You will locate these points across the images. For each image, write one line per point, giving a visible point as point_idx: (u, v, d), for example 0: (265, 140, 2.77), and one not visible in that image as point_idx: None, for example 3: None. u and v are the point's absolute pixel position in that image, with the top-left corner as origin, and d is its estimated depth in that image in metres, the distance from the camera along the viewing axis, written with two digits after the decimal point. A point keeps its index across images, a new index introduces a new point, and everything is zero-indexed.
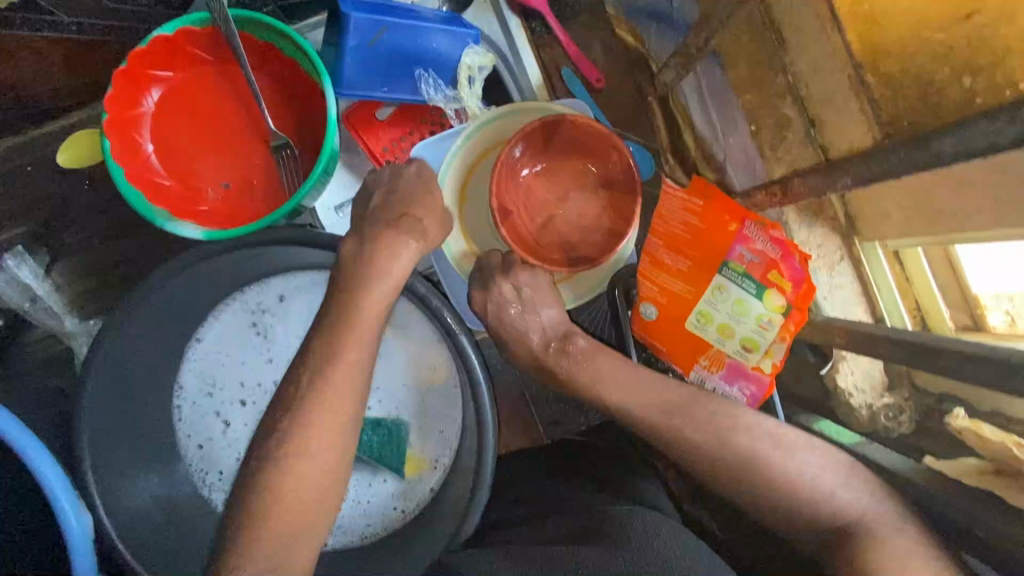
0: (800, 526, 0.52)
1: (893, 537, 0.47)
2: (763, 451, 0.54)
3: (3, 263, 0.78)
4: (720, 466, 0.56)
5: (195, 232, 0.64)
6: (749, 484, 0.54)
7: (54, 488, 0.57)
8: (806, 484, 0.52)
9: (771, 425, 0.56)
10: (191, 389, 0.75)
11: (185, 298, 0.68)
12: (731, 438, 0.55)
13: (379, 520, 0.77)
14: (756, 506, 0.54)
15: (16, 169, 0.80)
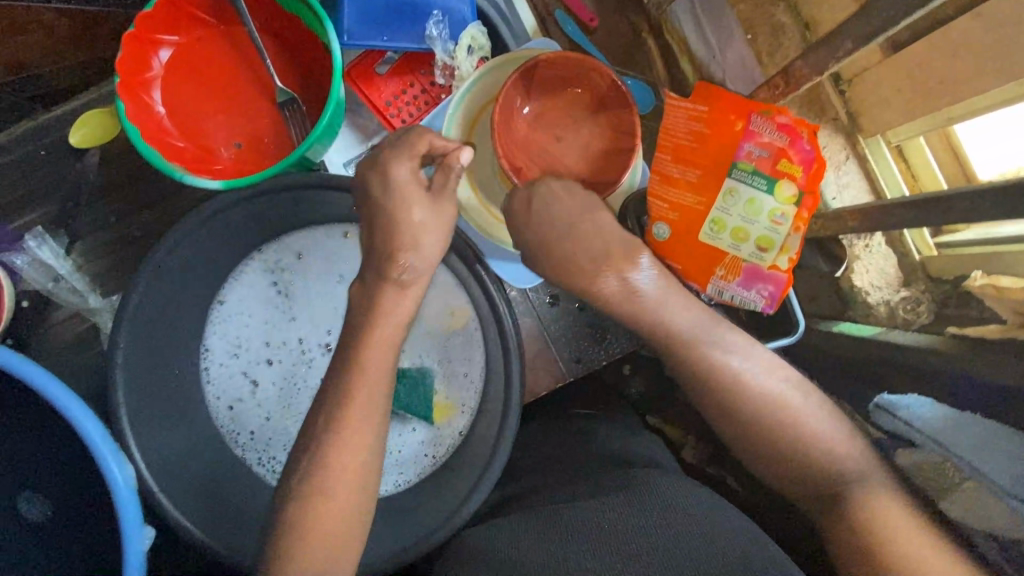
0: (795, 472, 0.56)
1: (878, 497, 0.50)
2: (778, 405, 0.56)
3: (25, 244, 0.80)
4: (734, 416, 0.57)
5: (214, 183, 0.66)
6: (760, 436, 0.56)
7: (95, 440, 0.58)
8: (814, 439, 0.55)
9: (787, 380, 0.58)
10: (218, 351, 0.76)
11: (208, 254, 0.70)
12: (746, 391, 0.57)
13: (411, 469, 0.78)
14: (757, 458, 0.57)
15: (32, 152, 0.81)
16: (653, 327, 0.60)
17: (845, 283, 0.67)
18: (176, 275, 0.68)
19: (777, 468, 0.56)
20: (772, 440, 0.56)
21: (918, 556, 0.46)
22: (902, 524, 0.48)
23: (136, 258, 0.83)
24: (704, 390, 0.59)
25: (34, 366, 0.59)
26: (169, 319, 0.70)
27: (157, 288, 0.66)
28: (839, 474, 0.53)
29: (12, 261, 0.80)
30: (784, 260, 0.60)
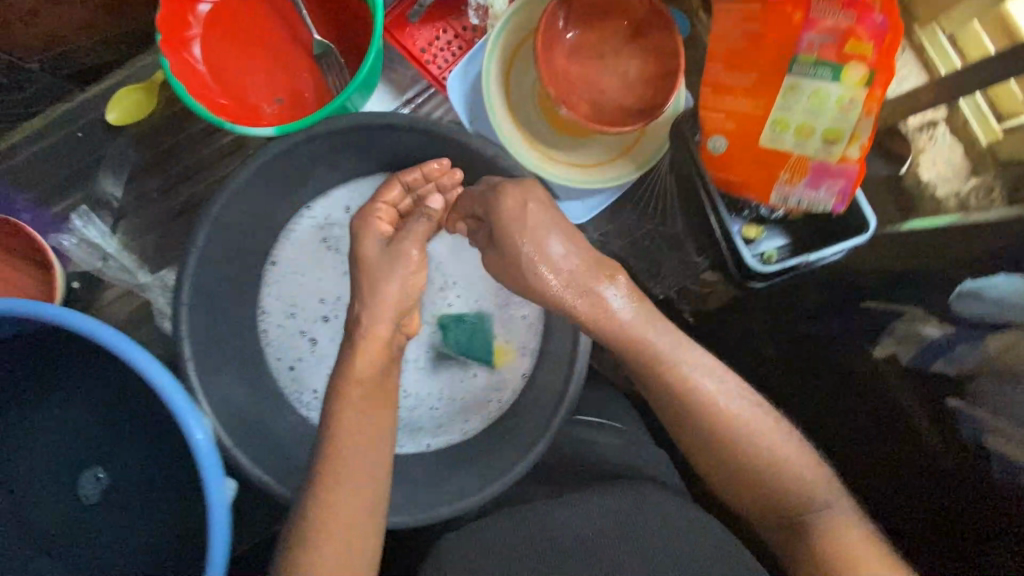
0: (759, 504, 0.55)
1: (846, 539, 0.51)
2: (750, 433, 0.54)
3: (72, 224, 0.80)
4: (711, 439, 0.55)
5: (266, 129, 0.63)
6: (737, 465, 0.55)
7: (176, 403, 0.56)
8: (786, 466, 0.54)
9: (756, 406, 0.56)
10: (274, 312, 0.76)
11: (261, 212, 0.69)
12: (719, 416, 0.55)
13: (477, 415, 0.78)
14: (721, 483, 0.57)
15: (69, 135, 0.82)
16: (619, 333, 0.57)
17: (912, 178, 0.70)
18: (233, 237, 0.67)
19: (743, 496, 0.56)
20: (738, 470, 0.55)
21: None
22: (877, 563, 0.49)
23: (182, 232, 0.83)
24: (678, 413, 0.56)
25: (107, 331, 0.57)
26: (229, 285, 0.69)
27: (215, 255, 0.65)
28: (812, 505, 0.53)
29: (61, 243, 0.79)
30: (853, 151, 0.60)
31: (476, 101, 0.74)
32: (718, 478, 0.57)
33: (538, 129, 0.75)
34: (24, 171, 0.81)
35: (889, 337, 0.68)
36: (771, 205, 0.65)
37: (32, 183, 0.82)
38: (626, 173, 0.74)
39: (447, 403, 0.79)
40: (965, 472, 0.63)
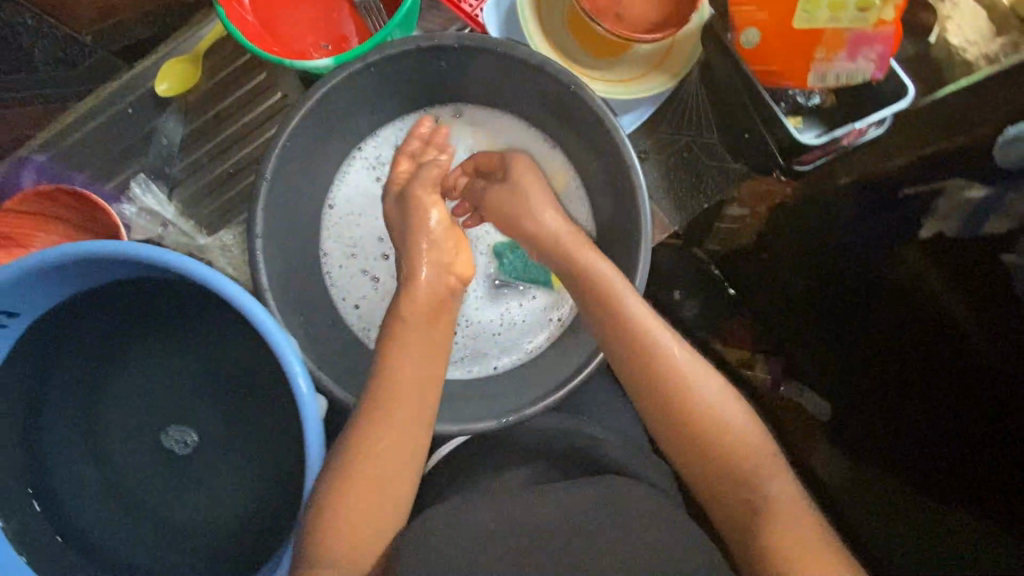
0: (716, 473, 0.59)
1: (789, 519, 0.55)
2: (704, 404, 0.59)
3: (132, 192, 0.83)
4: (667, 407, 0.60)
5: (324, 62, 0.68)
6: (691, 434, 0.59)
7: (273, 335, 0.60)
8: (734, 439, 0.59)
9: (715, 383, 0.61)
10: (335, 254, 0.79)
11: (320, 154, 0.72)
12: (679, 385, 0.60)
13: (539, 335, 0.79)
14: (679, 448, 0.60)
15: (120, 111, 0.85)
16: (595, 299, 0.64)
17: (941, 46, 0.75)
18: (295, 176, 0.70)
19: (694, 468, 0.60)
20: (705, 435, 0.59)
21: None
22: (801, 532, 0.54)
23: (236, 193, 0.87)
24: (637, 381, 0.61)
25: (202, 273, 0.61)
26: (294, 225, 0.72)
27: (280, 194, 0.68)
28: (757, 478, 0.58)
29: (124, 211, 0.84)
30: (886, 15, 0.65)
31: (511, 29, 0.78)
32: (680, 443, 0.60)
33: (573, 51, 0.79)
34: (77, 150, 0.85)
35: (931, 218, 0.74)
36: (809, 88, 0.69)
37: (86, 161, 0.85)
38: (662, 83, 0.77)
39: (507, 327, 0.81)
40: (997, 332, 0.72)
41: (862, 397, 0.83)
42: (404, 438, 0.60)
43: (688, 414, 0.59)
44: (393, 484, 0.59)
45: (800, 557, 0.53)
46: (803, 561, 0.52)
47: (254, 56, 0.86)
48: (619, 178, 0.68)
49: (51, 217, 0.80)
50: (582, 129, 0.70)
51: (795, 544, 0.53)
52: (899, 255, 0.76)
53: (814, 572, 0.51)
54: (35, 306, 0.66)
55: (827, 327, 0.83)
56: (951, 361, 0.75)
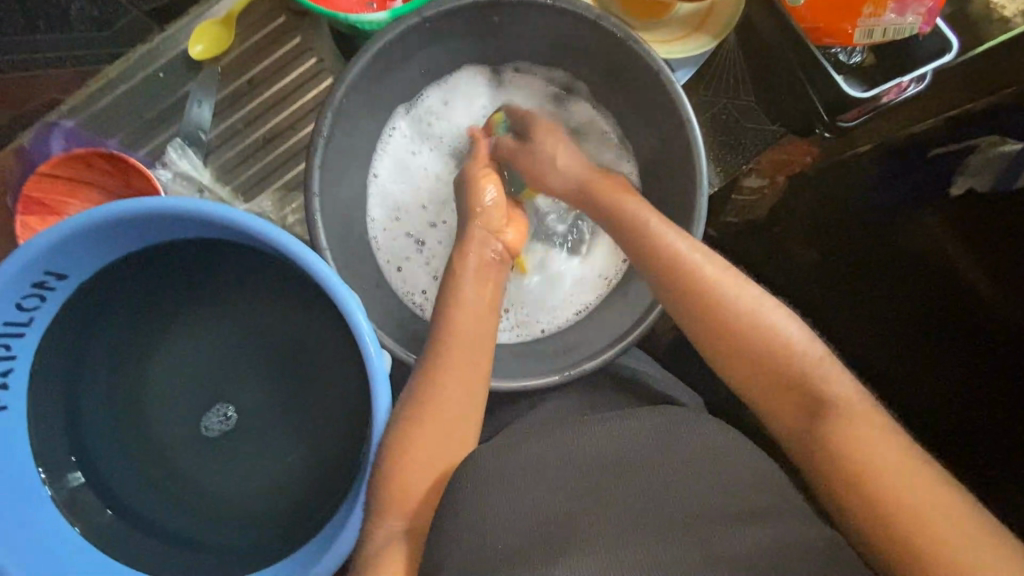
0: (770, 392, 0.55)
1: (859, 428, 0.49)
2: (755, 322, 0.56)
3: (168, 156, 0.82)
4: (719, 331, 0.57)
5: (382, 15, 0.68)
6: (739, 350, 0.56)
7: (331, 283, 0.59)
8: (796, 356, 0.55)
9: (755, 295, 0.58)
10: (381, 222, 0.78)
11: (367, 112, 0.72)
12: (727, 309, 0.57)
13: (582, 304, 0.78)
14: (729, 362, 0.57)
15: (152, 76, 0.83)
16: (638, 236, 0.64)
17: (977, 7, 0.80)
18: (345, 133, 0.69)
19: (755, 389, 0.56)
20: (756, 350, 0.55)
21: (908, 490, 0.45)
22: (873, 435, 0.48)
23: (273, 158, 0.85)
24: (689, 312, 0.59)
25: (255, 224, 0.60)
26: (342, 184, 0.71)
27: (334, 152, 0.68)
28: (826, 391, 0.52)
29: (160, 177, 0.83)
30: None
31: None
32: (727, 357, 0.57)
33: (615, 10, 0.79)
34: (108, 115, 0.83)
35: (964, 174, 0.75)
36: (854, 43, 0.71)
37: (117, 126, 0.83)
38: (706, 42, 0.78)
39: (548, 297, 0.79)
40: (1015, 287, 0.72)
41: (892, 364, 0.79)
42: (462, 395, 0.61)
43: (735, 325, 0.56)
44: (454, 437, 0.60)
45: (877, 458, 0.47)
46: (871, 451, 0.47)
47: (288, 19, 0.84)
48: (673, 135, 0.69)
49: (86, 181, 0.78)
50: (633, 83, 0.71)
51: (882, 456, 0.47)
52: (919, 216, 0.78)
53: (889, 480, 0.46)
54: (84, 267, 0.65)
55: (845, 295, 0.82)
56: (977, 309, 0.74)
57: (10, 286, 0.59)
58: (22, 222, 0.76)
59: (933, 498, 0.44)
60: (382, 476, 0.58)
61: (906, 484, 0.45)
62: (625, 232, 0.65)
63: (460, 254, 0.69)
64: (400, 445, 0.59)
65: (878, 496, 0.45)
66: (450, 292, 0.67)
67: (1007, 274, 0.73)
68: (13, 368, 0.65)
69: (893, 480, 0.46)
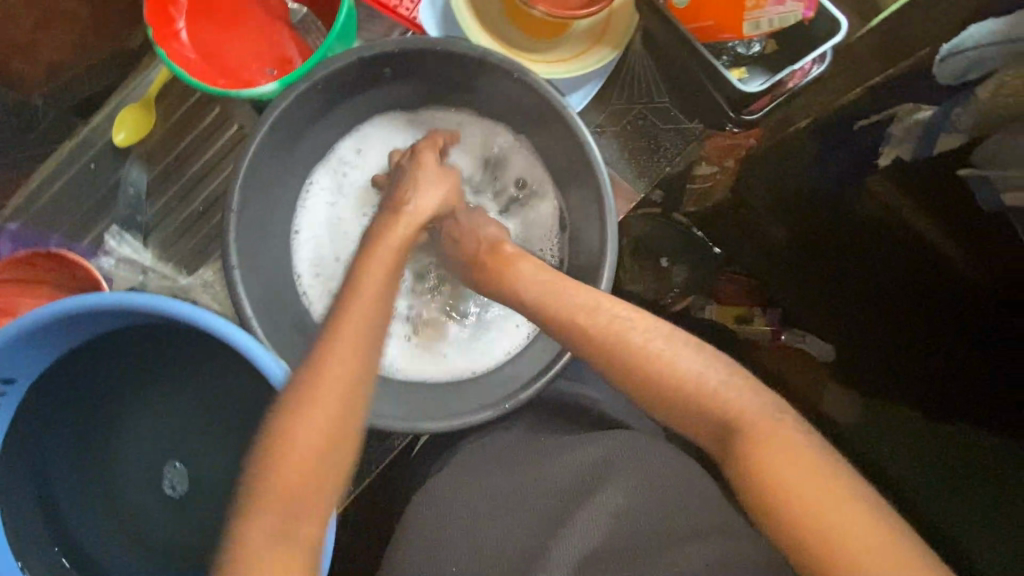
0: (695, 419, 0.55)
1: (776, 449, 0.49)
2: (663, 360, 0.56)
3: (107, 244, 0.84)
4: (630, 376, 0.57)
5: (273, 86, 0.69)
6: (650, 388, 0.56)
7: (262, 361, 0.62)
8: (704, 389, 0.55)
9: (659, 334, 0.58)
10: (307, 275, 0.79)
11: (277, 177, 0.73)
12: (635, 355, 0.57)
13: (521, 333, 0.81)
14: (646, 400, 0.57)
15: (81, 168, 0.86)
16: (543, 287, 0.64)
17: None
18: (257, 203, 0.70)
19: (682, 423, 0.56)
20: (669, 385, 0.56)
21: (829, 511, 0.46)
22: (789, 459, 0.49)
23: (208, 230, 0.87)
24: (603, 362, 0.59)
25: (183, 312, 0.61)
26: (266, 254, 0.73)
27: (249, 223, 0.69)
28: (738, 421, 0.52)
29: (103, 265, 0.85)
30: None
31: (450, 27, 0.79)
32: (646, 388, 0.56)
33: (514, 37, 0.80)
34: (49, 213, 0.85)
35: (888, 146, 0.78)
36: (744, 36, 0.72)
37: (57, 222, 0.86)
38: (605, 56, 0.79)
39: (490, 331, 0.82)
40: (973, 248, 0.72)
41: (863, 339, 0.84)
42: (356, 363, 0.55)
43: (642, 365, 0.56)
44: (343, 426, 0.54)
45: (795, 486, 0.47)
46: (788, 478, 0.48)
47: (204, 94, 0.86)
48: (577, 158, 0.69)
49: (35, 279, 0.81)
50: (532, 111, 0.71)
51: (798, 482, 0.47)
52: (863, 187, 0.79)
53: (813, 506, 0.46)
54: (31, 369, 0.68)
55: (812, 265, 0.87)
56: (930, 284, 0.76)
57: None
58: None
59: (850, 515, 0.45)
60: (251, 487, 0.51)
61: (823, 512, 0.46)
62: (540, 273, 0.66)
63: (377, 250, 0.66)
64: (266, 466, 0.50)
65: (800, 532, 0.46)
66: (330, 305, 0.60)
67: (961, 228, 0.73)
68: None
69: (814, 512, 0.46)
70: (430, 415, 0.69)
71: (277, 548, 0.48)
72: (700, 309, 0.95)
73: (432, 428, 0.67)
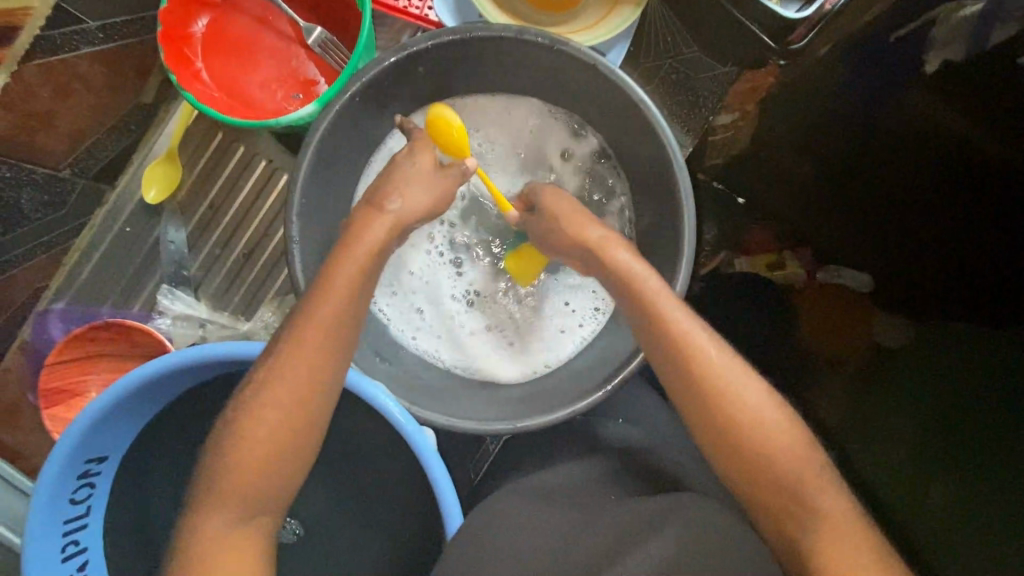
0: (753, 459, 0.52)
1: (832, 524, 0.48)
2: (748, 409, 0.53)
3: (161, 304, 0.83)
4: (711, 420, 0.53)
5: (308, 108, 0.68)
6: (712, 412, 0.53)
7: (362, 386, 0.63)
8: (775, 437, 0.52)
9: (732, 359, 0.55)
10: (379, 289, 0.78)
11: (330, 201, 0.71)
12: (729, 404, 0.53)
13: (594, 318, 0.78)
14: (705, 429, 0.54)
15: (119, 233, 0.84)
16: (640, 311, 0.58)
17: None
18: (316, 228, 0.68)
19: (743, 486, 0.52)
20: (739, 415, 0.53)
21: None
22: (837, 532, 0.48)
23: (258, 270, 0.85)
24: (671, 382, 0.56)
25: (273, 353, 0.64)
26: None
27: (312, 252, 0.67)
28: (811, 496, 0.50)
29: (160, 325, 0.84)
30: None
31: (466, 14, 0.76)
32: (712, 411, 0.53)
33: (535, 16, 0.78)
34: (94, 283, 0.84)
35: (932, 51, 0.68)
36: None
37: (105, 292, 0.84)
38: (629, 16, 0.75)
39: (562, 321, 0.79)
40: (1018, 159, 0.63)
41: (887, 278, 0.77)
42: (310, 370, 0.53)
43: (716, 388, 0.54)
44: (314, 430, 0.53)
45: (842, 561, 0.46)
46: (837, 552, 0.46)
47: (228, 133, 0.84)
48: (636, 119, 0.67)
49: (96, 353, 0.80)
50: (578, 83, 0.69)
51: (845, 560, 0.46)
52: (903, 100, 0.70)
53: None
54: (119, 443, 0.67)
55: (841, 198, 0.78)
56: (967, 196, 0.67)
57: (58, 486, 0.62)
58: (50, 413, 0.78)
59: None
60: (226, 501, 0.49)
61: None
62: (624, 288, 0.60)
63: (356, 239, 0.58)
64: (229, 466, 0.50)
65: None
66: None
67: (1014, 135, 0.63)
68: (89, 560, 0.67)
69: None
70: (527, 408, 0.68)
71: (221, 562, 0.47)
72: (730, 265, 0.91)
73: (532, 419, 0.65)
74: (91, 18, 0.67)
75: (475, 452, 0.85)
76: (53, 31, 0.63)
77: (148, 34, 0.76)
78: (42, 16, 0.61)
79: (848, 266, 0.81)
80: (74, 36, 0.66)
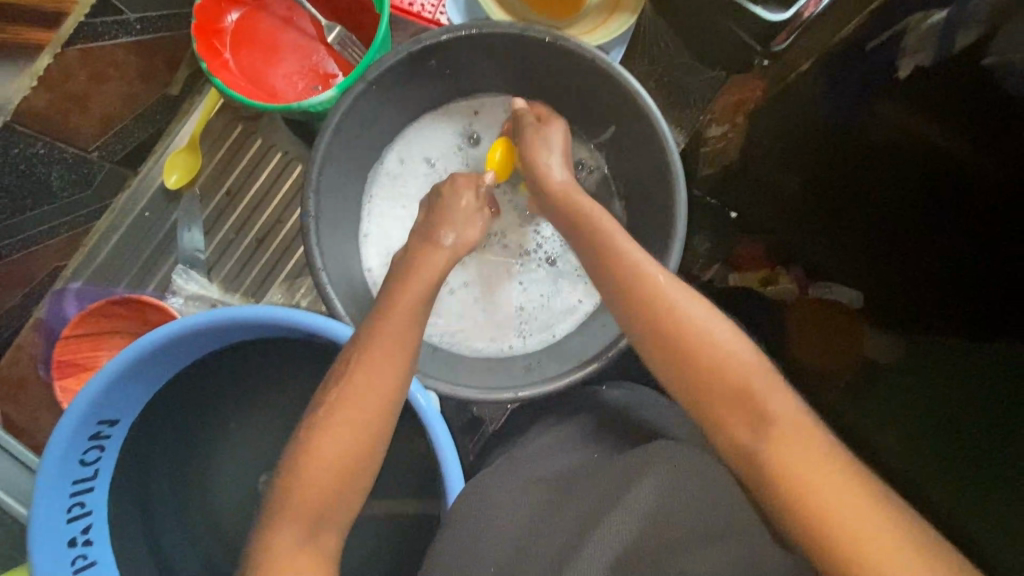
0: (712, 385, 0.52)
1: (793, 434, 0.47)
2: (705, 336, 0.53)
3: (175, 283, 0.86)
4: (680, 357, 0.54)
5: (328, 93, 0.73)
6: (671, 344, 0.54)
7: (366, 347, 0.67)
8: (736, 362, 0.52)
9: (686, 294, 0.57)
10: (377, 269, 0.82)
11: (343, 182, 0.75)
12: (695, 345, 0.54)
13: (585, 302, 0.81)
14: (663, 361, 0.55)
15: (138, 217, 0.89)
16: (605, 268, 0.62)
17: None
18: (329, 204, 0.73)
19: (698, 403, 0.52)
20: (693, 346, 0.53)
21: (846, 509, 0.42)
22: (804, 450, 0.46)
23: (268, 254, 0.88)
24: (635, 319, 0.58)
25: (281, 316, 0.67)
26: (340, 258, 0.75)
27: (323, 225, 0.71)
28: (768, 413, 0.49)
29: (173, 304, 0.87)
30: None
31: (472, 14, 0.83)
32: (672, 341, 0.54)
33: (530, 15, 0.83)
34: (110, 264, 0.88)
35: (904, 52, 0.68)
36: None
37: (122, 272, 0.88)
38: (626, 21, 0.81)
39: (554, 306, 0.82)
40: (993, 137, 0.59)
41: (864, 270, 0.73)
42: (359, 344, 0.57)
43: (671, 325, 0.55)
44: (365, 395, 0.54)
45: (806, 475, 0.44)
46: (799, 463, 0.45)
47: (246, 124, 0.89)
48: (630, 107, 0.72)
49: (109, 330, 0.82)
50: (576, 77, 0.75)
51: (809, 473, 0.44)
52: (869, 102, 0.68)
53: (826, 495, 0.43)
54: (129, 409, 0.70)
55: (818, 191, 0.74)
56: (942, 175, 0.63)
57: (72, 446, 0.64)
58: (62, 386, 0.81)
59: (872, 516, 0.41)
60: None
61: (835, 507, 0.42)
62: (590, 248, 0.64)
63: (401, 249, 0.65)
64: None
65: (808, 513, 0.43)
66: (408, 294, 0.61)
67: (975, 122, 0.60)
68: (92, 523, 0.67)
69: (828, 506, 0.42)
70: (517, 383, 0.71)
71: None
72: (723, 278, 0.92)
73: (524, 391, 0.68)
74: (131, 11, 0.72)
75: (474, 432, 0.87)
76: (95, 20, 0.67)
77: (180, 30, 0.82)
78: (87, 5, 0.64)
79: (836, 280, 0.77)
80: (114, 27, 0.71)
